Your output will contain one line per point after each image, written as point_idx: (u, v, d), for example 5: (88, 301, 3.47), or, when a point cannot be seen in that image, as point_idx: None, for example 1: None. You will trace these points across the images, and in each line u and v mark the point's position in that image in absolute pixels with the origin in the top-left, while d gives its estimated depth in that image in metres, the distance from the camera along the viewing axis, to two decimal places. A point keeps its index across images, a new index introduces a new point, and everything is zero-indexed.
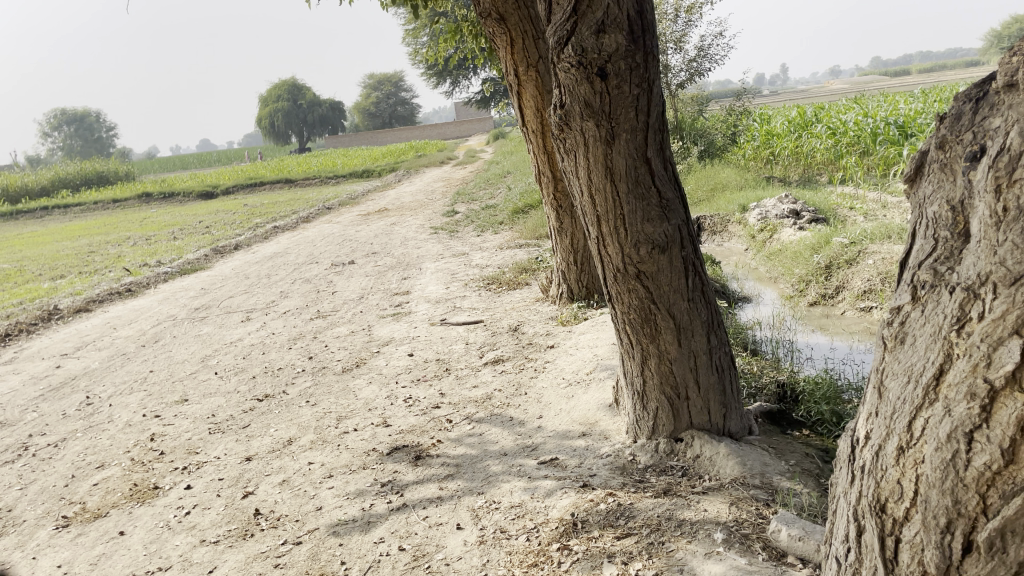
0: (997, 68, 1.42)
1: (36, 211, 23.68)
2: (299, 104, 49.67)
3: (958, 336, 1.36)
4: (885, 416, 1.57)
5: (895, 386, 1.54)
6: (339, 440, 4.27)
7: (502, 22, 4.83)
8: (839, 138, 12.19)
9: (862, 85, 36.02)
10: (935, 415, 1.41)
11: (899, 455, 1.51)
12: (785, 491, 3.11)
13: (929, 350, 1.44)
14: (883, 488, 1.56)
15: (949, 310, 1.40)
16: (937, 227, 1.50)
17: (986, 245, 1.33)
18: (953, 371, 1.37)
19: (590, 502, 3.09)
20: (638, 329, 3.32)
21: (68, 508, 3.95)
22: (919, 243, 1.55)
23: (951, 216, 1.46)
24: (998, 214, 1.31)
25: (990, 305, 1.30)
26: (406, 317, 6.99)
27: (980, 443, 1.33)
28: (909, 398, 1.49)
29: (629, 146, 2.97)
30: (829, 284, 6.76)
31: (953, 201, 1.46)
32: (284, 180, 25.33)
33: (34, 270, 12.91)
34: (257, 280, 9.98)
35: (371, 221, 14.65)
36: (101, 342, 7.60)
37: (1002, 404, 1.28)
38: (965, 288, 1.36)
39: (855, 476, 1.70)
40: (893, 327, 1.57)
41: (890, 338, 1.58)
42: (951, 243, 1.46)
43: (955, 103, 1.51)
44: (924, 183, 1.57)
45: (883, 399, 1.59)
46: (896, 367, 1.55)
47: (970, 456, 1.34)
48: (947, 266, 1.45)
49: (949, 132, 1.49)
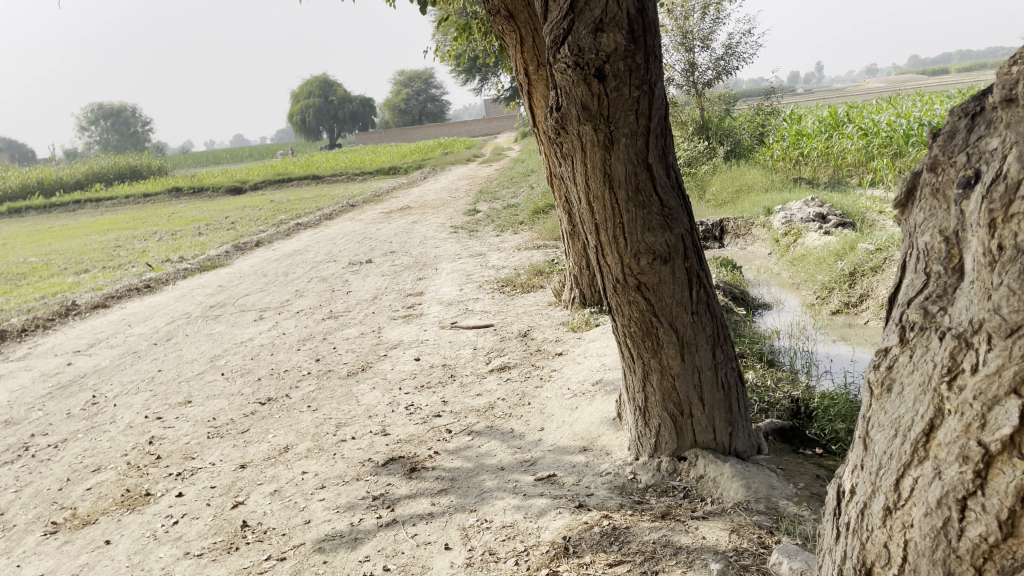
0: (994, 83, 1.34)
1: (68, 204, 23.93)
2: (329, 101, 49.93)
3: (949, 390, 1.28)
4: (871, 471, 1.49)
5: (881, 439, 1.46)
6: (335, 449, 4.17)
7: (511, 19, 4.68)
8: (871, 139, 11.87)
9: (900, 84, 35.21)
10: (924, 475, 1.33)
11: (886, 516, 1.43)
12: (791, 519, 2.93)
13: (918, 403, 1.36)
14: (868, 550, 1.48)
15: (940, 359, 1.32)
16: (929, 260, 1.41)
17: (979, 288, 1.25)
18: (944, 430, 1.29)
19: (584, 525, 2.95)
20: (639, 342, 3.17)
21: (58, 513, 3.88)
22: (909, 277, 1.47)
23: (945, 249, 1.37)
24: (993, 252, 1.22)
25: (985, 357, 1.21)
26: (417, 319, 6.87)
27: (974, 512, 1.24)
28: (896, 454, 1.41)
29: (628, 151, 2.81)
30: (853, 292, 6.53)
31: (946, 231, 1.38)
32: (311, 177, 25.38)
33: (60, 264, 13.02)
34: (274, 278, 9.94)
35: (393, 219, 14.59)
36: (114, 340, 7.57)
37: (999, 471, 1.19)
38: (956, 335, 1.28)
39: (840, 532, 1.62)
40: (879, 372, 1.49)
41: (876, 383, 1.50)
42: (944, 279, 1.37)
43: (950, 119, 1.43)
44: (915, 209, 1.49)
45: (869, 451, 1.51)
46: (882, 418, 1.47)
47: (964, 525, 1.26)
48: (939, 305, 1.36)
49: (941, 152, 1.42)
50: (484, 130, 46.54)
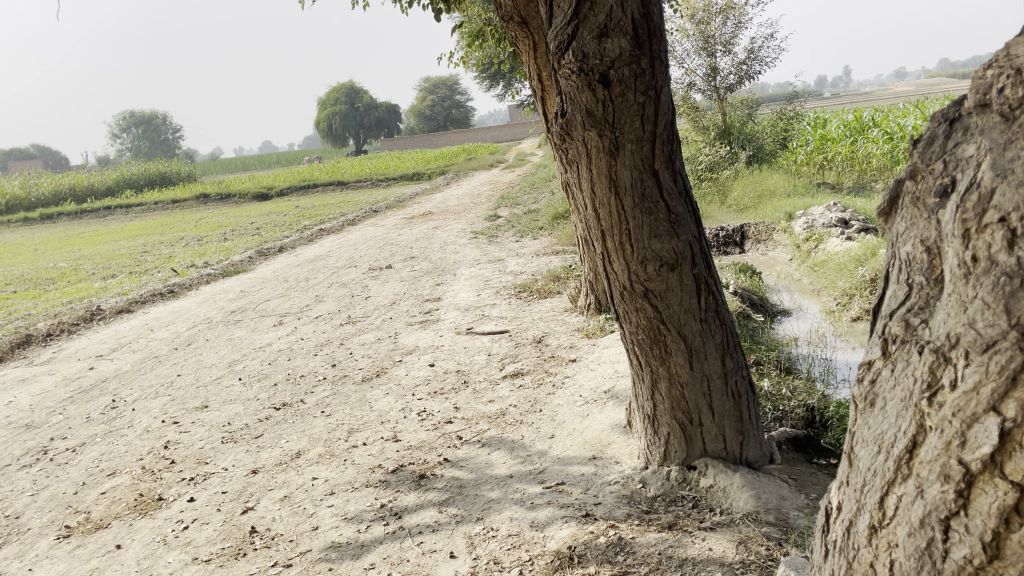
0: (972, 86, 1.31)
1: (99, 211, 24.25)
2: (355, 107, 50.30)
3: (929, 407, 1.26)
4: (857, 488, 1.46)
5: (866, 455, 1.43)
6: (346, 455, 4.17)
7: (524, 26, 4.66)
8: (896, 144, 11.72)
9: (928, 87, 34.84)
10: (908, 493, 1.30)
11: (872, 535, 1.40)
12: (801, 531, 2.87)
13: (901, 418, 1.33)
14: (855, 569, 1.46)
15: (919, 374, 1.29)
16: (911, 271, 1.37)
17: (956, 301, 1.22)
18: (926, 447, 1.26)
19: (589, 535, 2.93)
20: (648, 350, 3.13)
21: (72, 517, 3.92)
22: (893, 288, 1.43)
23: (927, 259, 1.33)
24: (968, 263, 1.20)
25: (963, 373, 1.19)
26: (434, 324, 6.87)
27: (958, 533, 1.21)
28: (880, 471, 1.38)
29: (634, 157, 2.79)
30: (874, 299, 6.41)
31: (927, 241, 1.34)
32: (336, 182, 25.56)
33: (88, 269, 13.21)
34: (295, 283, 10.00)
35: (415, 224, 14.66)
36: (136, 344, 7.65)
37: (981, 492, 1.17)
38: (934, 350, 1.26)
39: (828, 551, 1.59)
40: (863, 386, 1.46)
41: (860, 398, 1.47)
42: (926, 291, 1.33)
43: (930, 124, 1.39)
44: (898, 219, 1.46)
45: (855, 468, 1.48)
46: (866, 434, 1.44)
47: (948, 546, 1.23)
48: (920, 318, 1.32)
49: (920, 160, 1.38)
50: (507, 136, 46.61)
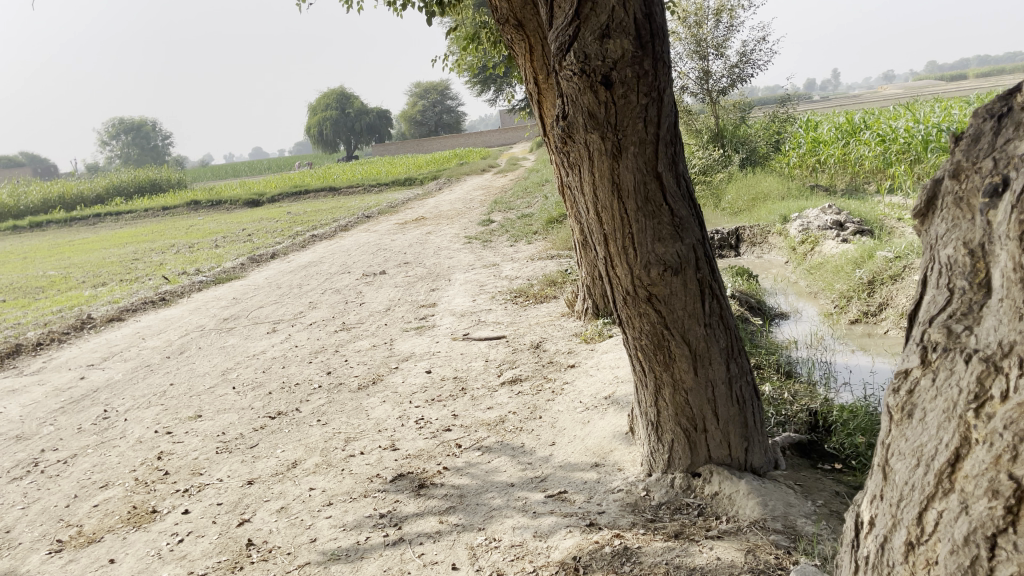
0: None
1: (89, 218, 24.12)
2: (346, 113, 50.22)
3: (977, 418, 1.24)
4: (892, 502, 1.45)
5: (903, 468, 1.42)
6: (344, 465, 4.10)
7: (520, 28, 4.62)
8: (889, 146, 11.71)
9: (916, 89, 35.09)
10: (950, 509, 1.28)
11: (909, 552, 1.38)
12: (810, 538, 2.82)
13: (942, 430, 1.32)
14: None
15: (966, 384, 1.28)
16: (952, 275, 1.39)
17: (1009, 307, 1.22)
18: (972, 460, 1.24)
19: (595, 544, 2.87)
20: (651, 356, 3.09)
21: (64, 531, 3.85)
22: (932, 294, 1.44)
23: (971, 263, 1.35)
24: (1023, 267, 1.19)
25: (1016, 383, 1.18)
26: (429, 331, 6.81)
27: (1005, 551, 1.17)
28: (918, 485, 1.36)
29: (637, 160, 2.74)
30: (872, 300, 6.39)
31: (971, 243, 1.36)
32: (328, 188, 25.47)
33: (78, 277, 13.10)
34: (288, 290, 9.93)
35: (408, 229, 14.60)
36: (128, 353, 7.57)
37: None
38: (984, 359, 1.25)
39: (858, 566, 1.57)
40: (901, 397, 1.46)
41: (898, 408, 1.46)
42: (970, 296, 1.34)
43: (973, 125, 1.42)
44: (936, 220, 1.48)
45: (889, 482, 1.47)
46: (903, 446, 1.43)
47: (993, 565, 1.19)
48: (964, 324, 1.33)
49: (964, 159, 1.40)
50: (498, 140, 46.63)
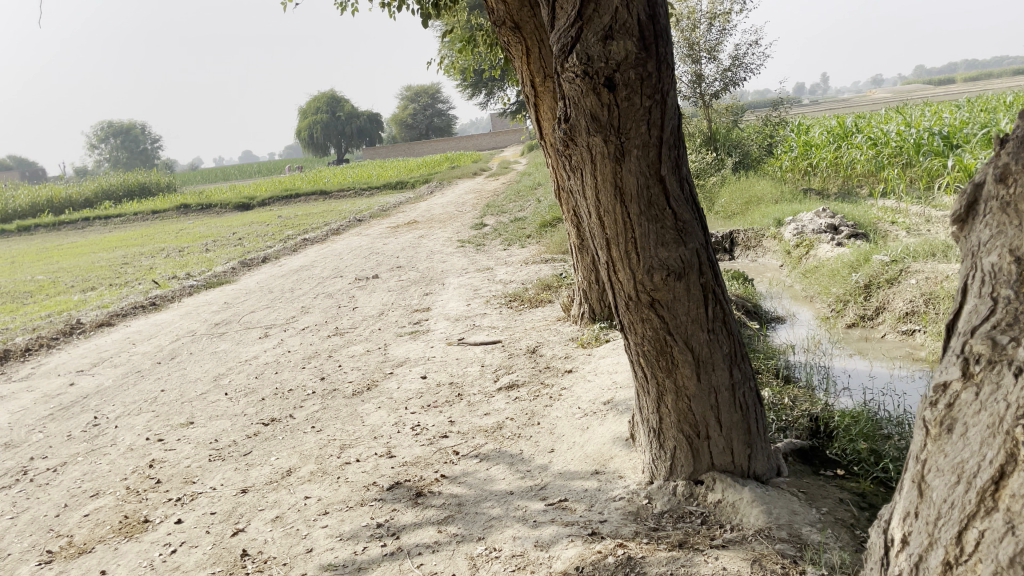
0: None
1: (78, 222, 23.94)
2: (336, 116, 50.10)
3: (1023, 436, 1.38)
4: (928, 520, 1.61)
5: (941, 486, 1.57)
6: (339, 472, 4.04)
7: (516, 31, 4.59)
8: (881, 149, 11.70)
9: (905, 94, 35.23)
10: (993, 529, 1.42)
11: (946, 568, 1.53)
12: (815, 547, 2.78)
13: (986, 447, 1.46)
14: None
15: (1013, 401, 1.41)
16: (996, 284, 1.53)
17: None
18: (1016, 481, 1.38)
19: (597, 555, 2.82)
20: (654, 361, 3.05)
21: (54, 541, 3.77)
22: (974, 302, 1.59)
23: (1016, 270, 1.49)
24: None
25: None
26: (424, 335, 6.76)
27: None
28: (959, 504, 1.51)
29: (640, 163, 2.70)
30: (869, 304, 6.37)
31: (1016, 251, 1.49)
32: (319, 192, 25.37)
33: (67, 281, 12.97)
34: (280, 295, 9.84)
35: (400, 233, 14.53)
36: (118, 359, 7.47)
37: None
38: None
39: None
40: (938, 412, 1.61)
41: (935, 423, 1.62)
42: (1013, 307, 1.48)
43: (1016, 133, 1.56)
44: (979, 227, 1.63)
45: (926, 499, 1.63)
46: (941, 462, 1.59)
47: None
48: (1008, 337, 1.47)
49: (1012, 163, 1.54)
50: (489, 143, 46.58)
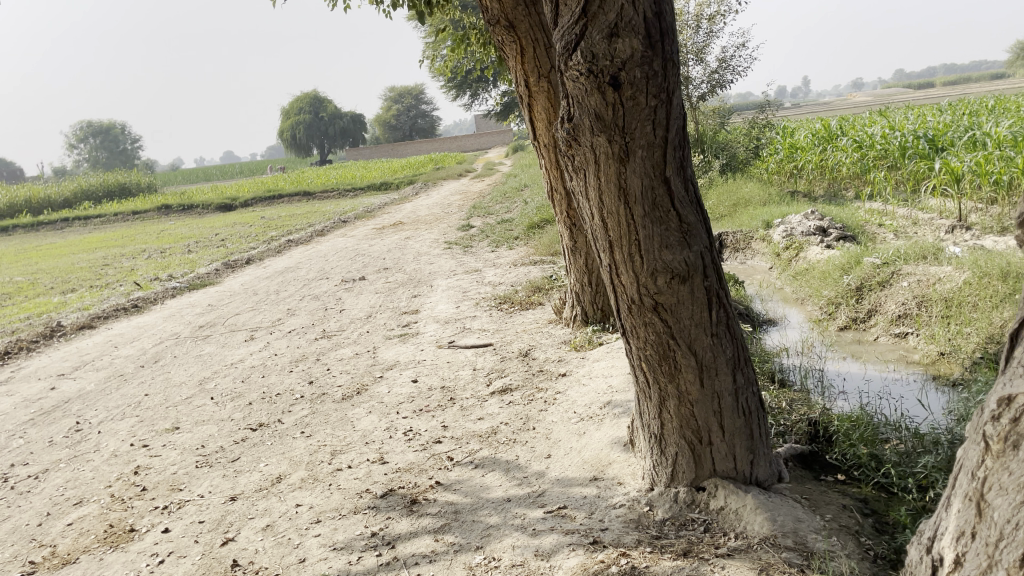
0: None
1: (57, 223, 23.60)
2: (320, 117, 49.80)
3: None
4: (987, 538, 1.73)
5: (1003, 506, 1.70)
6: (331, 479, 3.96)
7: (511, 29, 4.62)
8: (866, 152, 11.71)
9: (887, 97, 35.50)
10: None
11: None
12: (822, 555, 2.73)
13: None
14: None
15: None
16: None
17: None
18: None
19: (600, 564, 2.76)
20: (656, 366, 2.99)
21: (37, 552, 3.66)
22: None
23: None
24: None
25: None
26: (414, 338, 6.67)
27: None
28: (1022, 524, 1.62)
29: (644, 164, 2.64)
30: (861, 307, 6.36)
31: None
32: (302, 193, 25.18)
33: (46, 283, 12.77)
34: (265, 297, 9.71)
35: (386, 235, 14.42)
36: (100, 362, 7.33)
37: None
38: None
39: None
40: (1005, 428, 1.73)
41: (1001, 438, 1.74)
42: None
43: None
44: None
45: (985, 518, 1.75)
46: (1006, 480, 1.70)
47: None
48: None
49: None
50: (473, 145, 46.44)
